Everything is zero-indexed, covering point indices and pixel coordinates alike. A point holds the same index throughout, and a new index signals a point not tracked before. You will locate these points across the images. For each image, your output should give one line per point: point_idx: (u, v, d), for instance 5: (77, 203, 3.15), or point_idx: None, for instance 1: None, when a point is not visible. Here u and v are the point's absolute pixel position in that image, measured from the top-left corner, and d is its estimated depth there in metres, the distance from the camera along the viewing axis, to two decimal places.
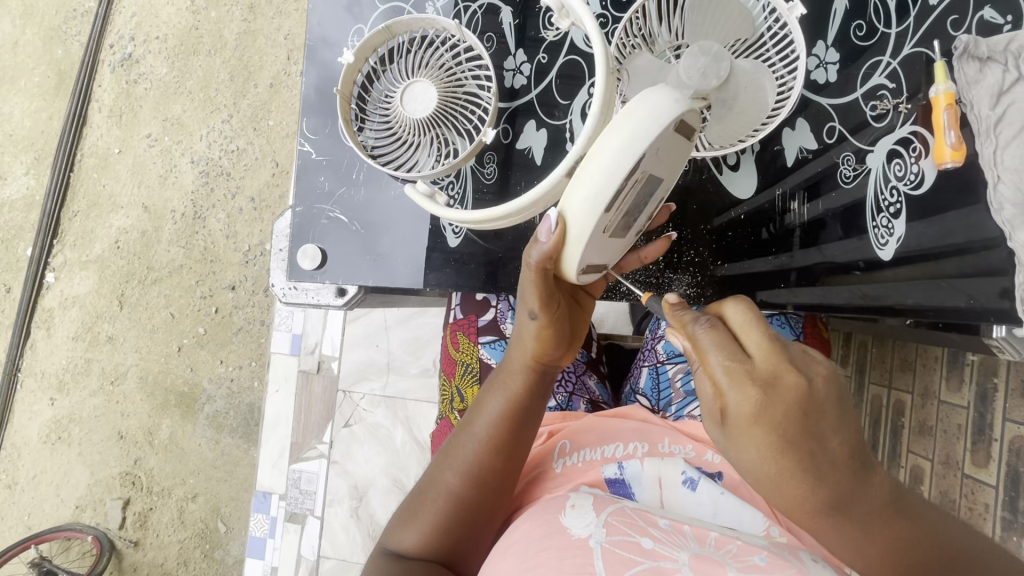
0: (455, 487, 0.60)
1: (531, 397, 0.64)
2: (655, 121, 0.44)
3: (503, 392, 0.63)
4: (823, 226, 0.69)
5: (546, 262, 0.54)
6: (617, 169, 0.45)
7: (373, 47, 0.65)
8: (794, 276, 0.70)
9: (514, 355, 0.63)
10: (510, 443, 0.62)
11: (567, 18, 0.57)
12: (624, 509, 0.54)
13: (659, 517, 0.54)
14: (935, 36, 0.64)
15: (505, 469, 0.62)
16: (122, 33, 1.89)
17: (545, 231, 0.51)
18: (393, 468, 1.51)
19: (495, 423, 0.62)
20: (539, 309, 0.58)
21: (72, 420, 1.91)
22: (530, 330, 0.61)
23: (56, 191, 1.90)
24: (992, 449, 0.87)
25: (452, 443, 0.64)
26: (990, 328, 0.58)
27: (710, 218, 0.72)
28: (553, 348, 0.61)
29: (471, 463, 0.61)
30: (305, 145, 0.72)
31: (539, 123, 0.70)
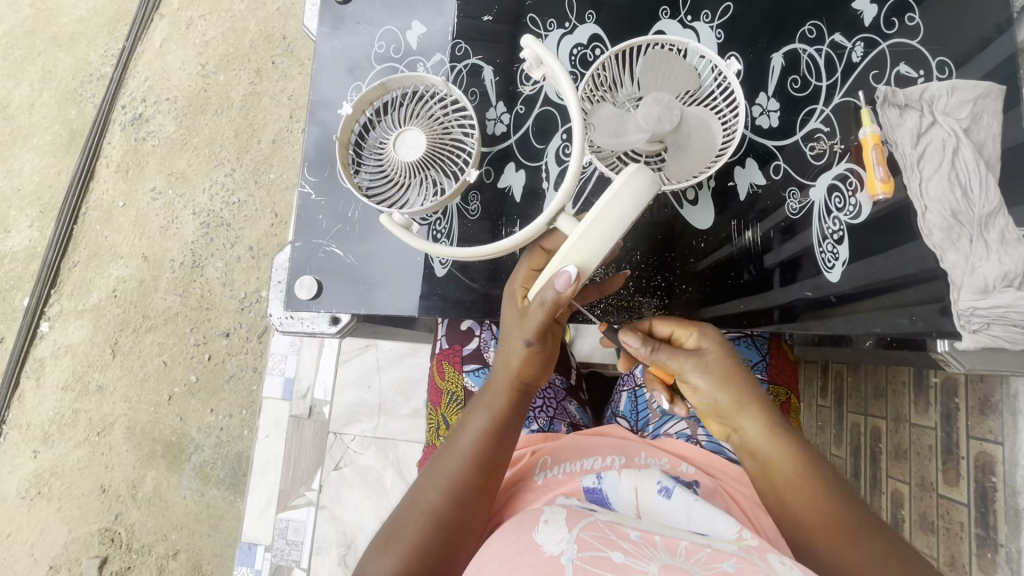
0: (437, 504, 0.61)
1: (514, 417, 0.66)
2: (635, 199, 0.54)
3: (487, 411, 0.65)
4: (800, 266, 0.73)
5: (560, 303, 0.57)
6: (611, 237, 0.55)
7: (370, 101, 0.74)
8: (776, 314, 0.73)
9: (498, 375, 0.65)
10: (491, 461, 0.63)
11: (539, 68, 0.63)
12: (596, 523, 0.54)
13: (630, 529, 0.55)
14: (860, 86, 0.73)
15: (485, 486, 0.63)
16: (134, 95, 2.02)
17: (562, 283, 0.55)
18: (383, 514, 1.48)
19: (479, 441, 0.63)
20: (534, 337, 0.61)
21: (54, 473, 1.88)
22: (517, 352, 0.63)
23: (58, 243, 1.96)
24: (962, 467, 0.84)
25: (436, 463, 0.65)
26: (935, 342, 0.64)
27: (696, 259, 0.77)
28: (536, 370, 0.64)
29: (452, 480, 0.62)
30: (305, 186, 0.79)
31: (517, 164, 0.77)
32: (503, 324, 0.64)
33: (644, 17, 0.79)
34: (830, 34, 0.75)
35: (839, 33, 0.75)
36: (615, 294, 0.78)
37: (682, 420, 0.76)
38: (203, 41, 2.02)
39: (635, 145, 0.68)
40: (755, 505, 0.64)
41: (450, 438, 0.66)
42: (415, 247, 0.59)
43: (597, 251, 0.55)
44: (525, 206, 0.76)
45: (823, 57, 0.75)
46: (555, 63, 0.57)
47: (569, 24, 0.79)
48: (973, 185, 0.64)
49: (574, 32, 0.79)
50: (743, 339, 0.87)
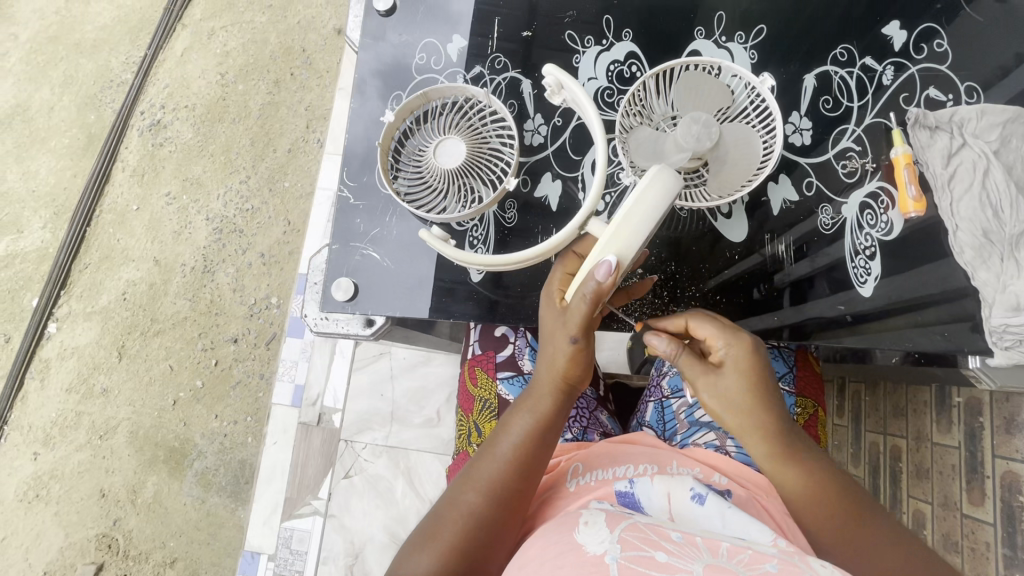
0: (476, 505, 0.61)
1: (556, 420, 0.65)
2: (661, 196, 0.58)
3: (530, 413, 0.64)
4: (811, 285, 0.75)
5: (599, 296, 0.57)
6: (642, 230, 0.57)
7: (411, 110, 0.76)
8: (786, 333, 0.75)
9: (541, 377, 0.65)
10: (530, 465, 0.63)
11: (558, 95, 0.71)
12: (636, 525, 0.55)
13: (671, 530, 0.56)
14: (891, 108, 0.76)
15: (523, 490, 0.63)
16: (153, 101, 2.06)
17: (602, 273, 0.56)
18: (391, 524, 1.46)
19: (520, 444, 0.63)
20: (580, 336, 0.60)
21: (54, 476, 1.86)
22: (563, 354, 0.62)
23: (70, 244, 1.98)
24: (987, 486, 0.84)
25: (474, 464, 0.65)
26: (968, 359, 0.68)
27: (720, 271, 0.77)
28: (581, 374, 0.63)
29: (492, 483, 0.62)
30: (345, 191, 0.80)
31: (554, 175, 0.79)
32: (547, 326, 0.64)
33: (680, 37, 0.81)
34: (861, 57, 0.78)
35: (870, 57, 0.78)
36: (650, 302, 0.78)
37: (711, 431, 0.77)
38: (223, 51, 2.06)
39: (678, 163, 0.70)
40: (789, 518, 0.64)
41: (490, 439, 0.66)
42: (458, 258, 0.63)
43: (628, 242, 0.57)
44: (561, 215, 0.77)
45: (854, 79, 0.77)
46: (575, 85, 0.65)
47: (606, 41, 0.82)
48: (1003, 205, 0.67)
49: (610, 49, 0.82)
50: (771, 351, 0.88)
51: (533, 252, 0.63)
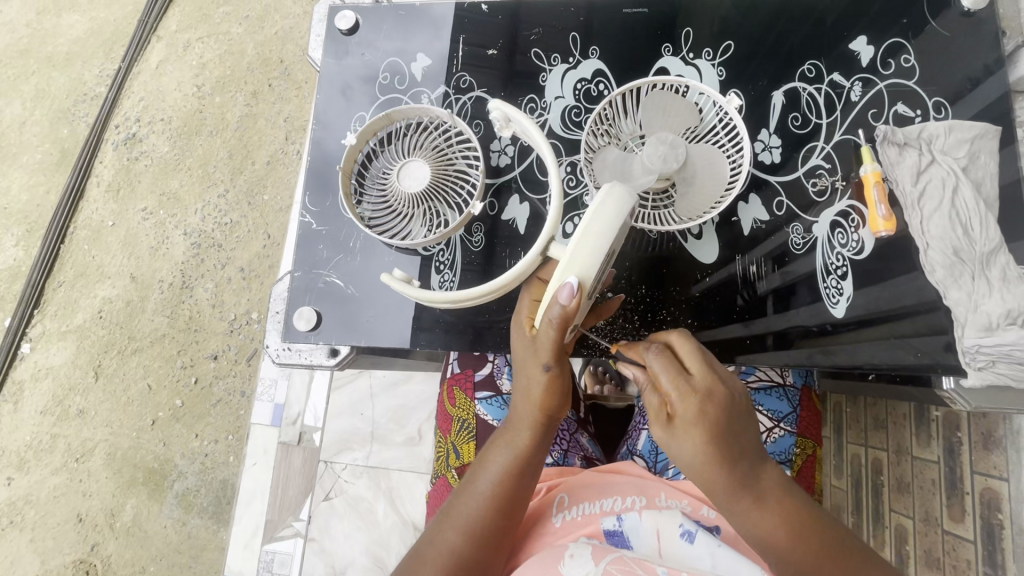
0: (457, 546, 0.58)
1: (536, 453, 0.62)
2: (615, 214, 0.55)
3: (508, 447, 0.62)
4: (793, 292, 0.73)
5: (563, 319, 0.55)
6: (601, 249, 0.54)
7: (373, 131, 0.74)
8: (771, 341, 0.73)
9: (519, 408, 0.62)
10: (511, 502, 0.61)
11: (507, 128, 0.72)
12: (623, 559, 0.54)
13: (657, 567, 0.54)
14: (859, 125, 0.75)
15: (505, 527, 0.61)
16: (129, 114, 2.02)
17: (564, 295, 0.54)
18: (375, 546, 1.43)
19: (500, 480, 0.61)
20: (552, 362, 0.58)
21: (28, 502, 1.80)
22: (537, 382, 0.60)
23: (44, 262, 1.92)
24: (966, 503, 0.84)
25: (456, 500, 0.63)
26: (941, 379, 0.66)
27: (688, 286, 0.76)
28: (559, 405, 0.61)
29: (473, 522, 0.60)
30: (306, 217, 0.78)
31: (522, 197, 0.77)
32: (519, 354, 0.62)
33: (647, 53, 0.80)
34: (829, 73, 0.77)
35: (837, 73, 0.77)
36: (620, 327, 0.76)
37: None
38: (200, 62, 2.03)
39: (644, 186, 0.69)
40: None
41: (471, 474, 0.64)
42: (414, 297, 0.61)
43: (589, 260, 0.55)
44: (529, 239, 0.75)
45: (822, 96, 0.77)
46: (523, 118, 0.64)
47: (573, 59, 0.81)
48: (973, 222, 0.67)
49: (577, 67, 0.81)
50: (774, 390, 0.86)
51: (492, 284, 0.61)
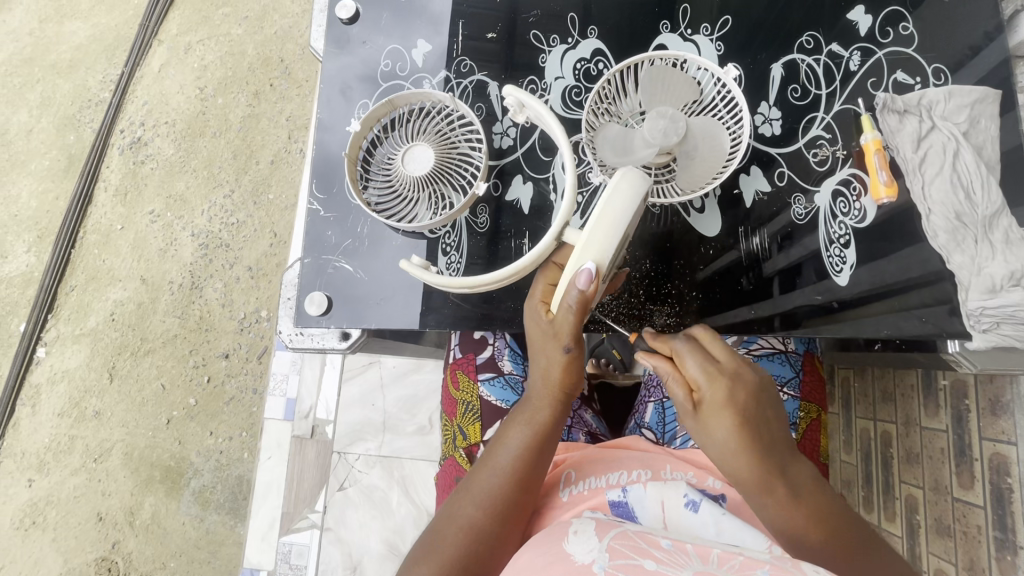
0: (479, 521, 0.60)
1: (554, 430, 0.65)
2: (627, 200, 0.58)
3: (526, 424, 0.64)
4: (800, 272, 0.74)
5: (581, 304, 0.58)
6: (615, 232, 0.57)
7: (377, 118, 0.75)
8: (777, 322, 0.74)
9: (538, 386, 0.64)
10: (531, 478, 0.63)
11: (522, 114, 0.70)
12: (626, 533, 0.54)
13: (661, 539, 0.54)
14: (859, 94, 0.75)
15: (524, 502, 0.62)
16: (133, 119, 2.04)
17: (583, 281, 0.57)
18: (389, 534, 1.45)
19: (522, 455, 0.62)
20: (573, 343, 0.61)
21: (49, 502, 1.84)
22: (557, 362, 0.62)
23: (56, 267, 1.95)
24: (976, 469, 0.84)
25: (472, 478, 0.64)
26: (945, 343, 0.67)
27: (695, 270, 0.77)
28: (576, 383, 0.64)
29: (494, 498, 0.60)
30: (314, 204, 0.79)
31: (525, 176, 0.78)
32: (537, 334, 0.64)
33: (645, 30, 0.81)
34: (827, 44, 0.77)
35: (836, 43, 0.77)
36: (626, 301, 0.77)
37: None
38: (201, 65, 2.04)
39: (643, 159, 0.71)
40: None
41: (488, 452, 0.65)
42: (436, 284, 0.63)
43: (603, 246, 0.57)
44: (532, 218, 0.76)
45: (821, 67, 0.77)
46: (538, 105, 0.65)
47: (571, 39, 0.81)
48: (975, 186, 0.67)
49: (576, 48, 0.81)
50: (777, 356, 0.87)
51: (511, 267, 0.62)
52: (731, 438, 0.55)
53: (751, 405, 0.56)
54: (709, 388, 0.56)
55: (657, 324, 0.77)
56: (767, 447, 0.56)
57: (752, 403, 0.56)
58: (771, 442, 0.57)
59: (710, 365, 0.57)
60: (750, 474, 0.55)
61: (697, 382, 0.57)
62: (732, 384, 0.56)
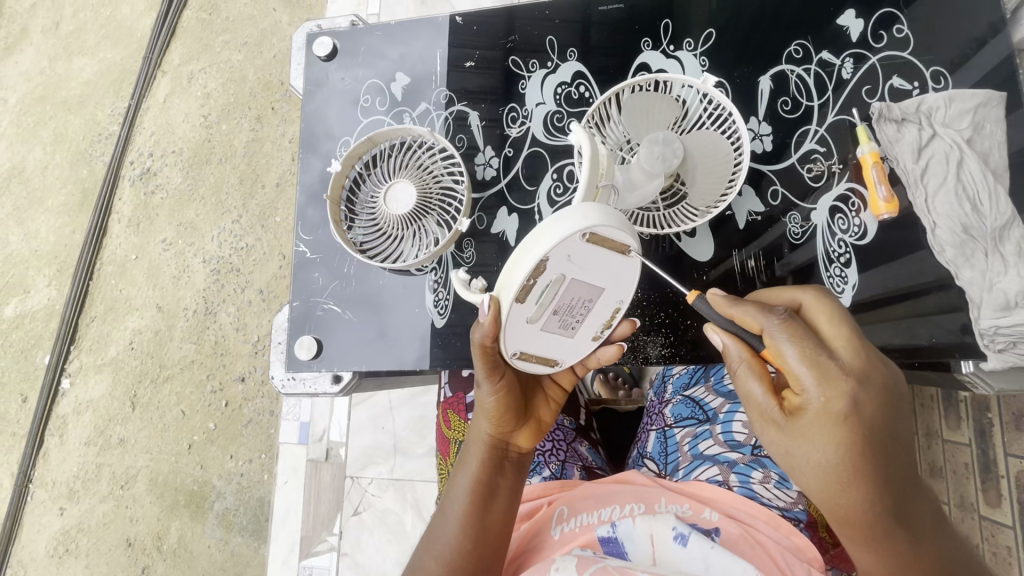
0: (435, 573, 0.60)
1: (495, 472, 0.65)
2: (554, 235, 0.54)
3: (467, 469, 0.65)
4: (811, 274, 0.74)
5: (485, 340, 0.59)
6: (521, 268, 0.55)
7: (359, 155, 0.78)
8: None
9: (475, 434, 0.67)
10: (478, 524, 0.62)
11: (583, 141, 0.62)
12: (605, 567, 0.54)
13: (639, 572, 0.54)
14: (853, 104, 0.75)
15: (477, 551, 0.61)
16: (142, 150, 2.07)
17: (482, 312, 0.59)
18: (406, 557, 1.44)
19: (464, 502, 0.63)
20: (486, 381, 0.62)
21: (81, 529, 1.88)
22: (482, 404, 0.64)
23: (75, 299, 1.99)
24: (1003, 487, 0.80)
25: (431, 531, 0.65)
26: (959, 363, 0.65)
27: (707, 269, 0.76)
28: (509, 421, 0.65)
29: (444, 547, 0.61)
30: (301, 246, 0.85)
31: (510, 209, 0.82)
32: None
33: (628, 49, 0.82)
34: (817, 53, 0.77)
35: (826, 51, 0.76)
36: None
37: (715, 465, 0.73)
38: (204, 93, 2.07)
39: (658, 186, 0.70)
40: (786, 552, 0.61)
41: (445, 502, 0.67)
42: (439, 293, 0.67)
43: (510, 283, 0.57)
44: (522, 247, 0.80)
45: (812, 76, 0.76)
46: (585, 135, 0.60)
47: (551, 63, 0.84)
48: (982, 197, 0.66)
49: (557, 71, 0.84)
50: None
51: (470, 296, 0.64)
52: (835, 452, 0.50)
53: (862, 413, 0.50)
54: (817, 392, 0.50)
55: (652, 354, 0.76)
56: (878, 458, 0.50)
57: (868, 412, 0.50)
58: (882, 452, 0.51)
59: (816, 365, 0.50)
60: (850, 489, 0.51)
61: (802, 384, 0.50)
62: (841, 391, 0.49)
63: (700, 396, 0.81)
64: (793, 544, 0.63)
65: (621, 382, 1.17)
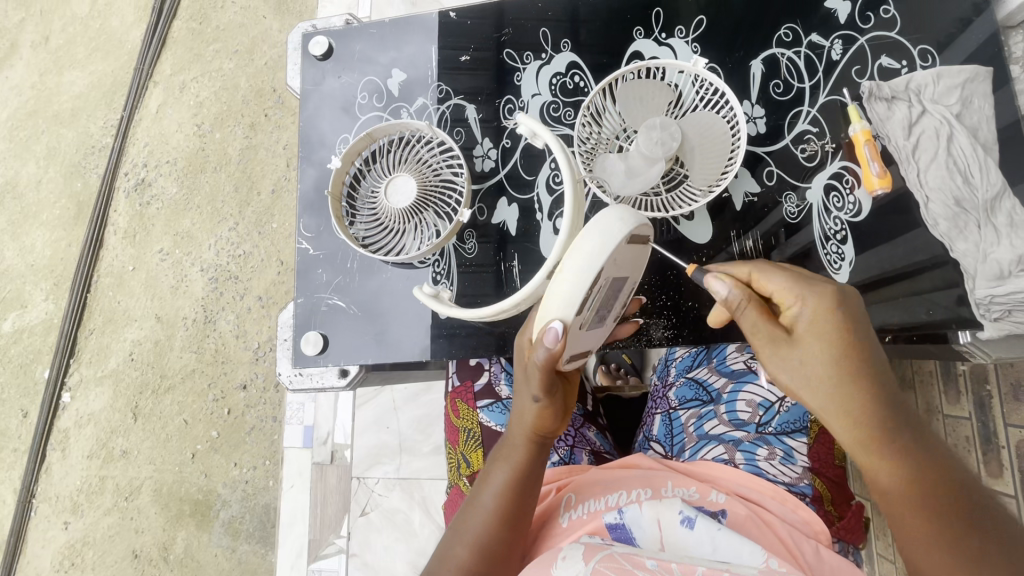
0: (464, 560, 0.61)
1: (536, 470, 0.65)
2: (602, 241, 0.54)
3: (507, 464, 0.64)
4: (808, 255, 0.75)
5: (552, 361, 0.56)
6: (585, 281, 0.54)
7: (358, 152, 0.79)
8: None
9: (515, 429, 0.65)
10: (517, 514, 0.63)
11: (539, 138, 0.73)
12: (612, 555, 0.53)
13: (646, 558, 0.53)
14: (844, 84, 0.76)
15: (512, 540, 0.62)
16: (136, 161, 2.07)
17: (549, 339, 0.55)
18: (414, 556, 1.44)
19: (501, 494, 0.63)
20: (542, 394, 0.61)
21: (86, 543, 1.87)
22: (531, 410, 0.63)
23: (73, 312, 1.99)
24: (1004, 457, 0.81)
25: (462, 517, 0.65)
26: (957, 334, 0.66)
27: (709, 254, 0.78)
28: (556, 424, 0.64)
29: (479, 536, 0.61)
30: (303, 243, 0.86)
31: (509, 199, 0.83)
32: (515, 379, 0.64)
33: (620, 38, 0.84)
34: (807, 35, 0.78)
35: (816, 34, 0.78)
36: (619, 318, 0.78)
37: (720, 445, 0.73)
38: (197, 102, 2.07)
39: (659, 173, 0.72)
40: (794, 530, 0.62)
41: (477, 490, 0.67)
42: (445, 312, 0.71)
43: (570, 299, 0.54)
44: (522, 236, 0.82)
45: (803, 59, 0.78)
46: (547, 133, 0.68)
47: (545, 55, 0.85)
48: (972, 169, 0.67)
49: (551, 62, 0.85)
50: None
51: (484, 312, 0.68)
52: (834, 358, 0.53)
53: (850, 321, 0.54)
54: (804, 304, 0.55)
55: (654, 337, 0.78)
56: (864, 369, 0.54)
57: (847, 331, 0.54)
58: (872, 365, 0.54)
59: (797, 285, 0.55)
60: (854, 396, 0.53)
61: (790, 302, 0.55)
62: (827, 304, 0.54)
63: (704, 377, 0.81)
64: (800, 518, 0.64)
65: (623, 371, 1.18)
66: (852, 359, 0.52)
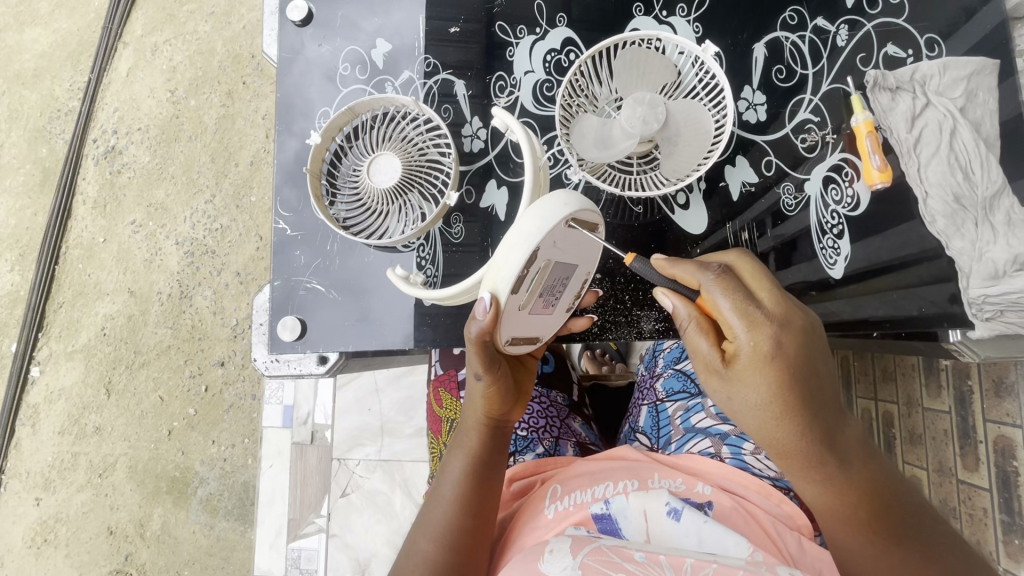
0: (429, 552, 0.60)
1: (491, 456, 0.65)
2: (540, 220, 0.53)
3: (463, 451, 0.64)
4: (795, 247, 0.74)
5: (484, 336, 0.57)
6: (516, 259, 0.53)
7: (339, 127, 0.75)
8: None
9: (468, 414, 0.65)
10: (478, 496, 0.63)
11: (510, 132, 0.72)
12: (600, 548, 0.52)
13: (635, 550, 0.52)
14: (848, 72, 0.75)
15: (477, 529, 0.61)
16: (105, 127, 1.97)
17: (479, 310, 0.55)
18: (396, 536, 1.45)
19: (460, 483, 0.63)
20: (482, 372, 0.61)
21: (59, 519, 1.83)
22: (478, 391, 0.63)
23: (42, 284, 1.91)
24: (980, 452, 0.89)
25: (427, 511, 0.65)
26: (948, 332, 0.67)
27: (698, 242, 0.76)
28: (502, 405, 0.63)
29: (440, 529, 0.61)
30: (280, 222, 0.82)
31: (499, 181, 0.80)
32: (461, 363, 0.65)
33: (619, 15, 0.80)
34: (812, 19, 0.76)
35: (821, 17, 0.76)
36: (610, 308, 0.76)
37: (706, 439, 0.73)
38: (170, 66, 1.96)
39: (626, 150, 0.70)
40: (778, 522, 0.61)
41: (437, 482, 0.66)
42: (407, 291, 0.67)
43: (502, 273, 0.54)
44: (511, 221, 0.79)
45: (807, 43, 0.76)
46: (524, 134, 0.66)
47: (540, 29, 0.81)
48: (974, 166, 0.69)
49: (545, 38, 0.81)
50: None
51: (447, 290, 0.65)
52: (764, 394, 0.53)
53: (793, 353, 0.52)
54: (746, 338, 0.52)
55: (645, 328, 0.76)
56: (810, 394, 0.53)
57: (797, 346, 0.52)
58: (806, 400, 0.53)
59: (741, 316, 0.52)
60: (790, 438, 0.54)
61: (735, 332, 0.53)
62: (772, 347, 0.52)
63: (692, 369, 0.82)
64: (787, 511, 0.63)
65: (608, 358, 1.22)
66: (782, 396, 0.52)
